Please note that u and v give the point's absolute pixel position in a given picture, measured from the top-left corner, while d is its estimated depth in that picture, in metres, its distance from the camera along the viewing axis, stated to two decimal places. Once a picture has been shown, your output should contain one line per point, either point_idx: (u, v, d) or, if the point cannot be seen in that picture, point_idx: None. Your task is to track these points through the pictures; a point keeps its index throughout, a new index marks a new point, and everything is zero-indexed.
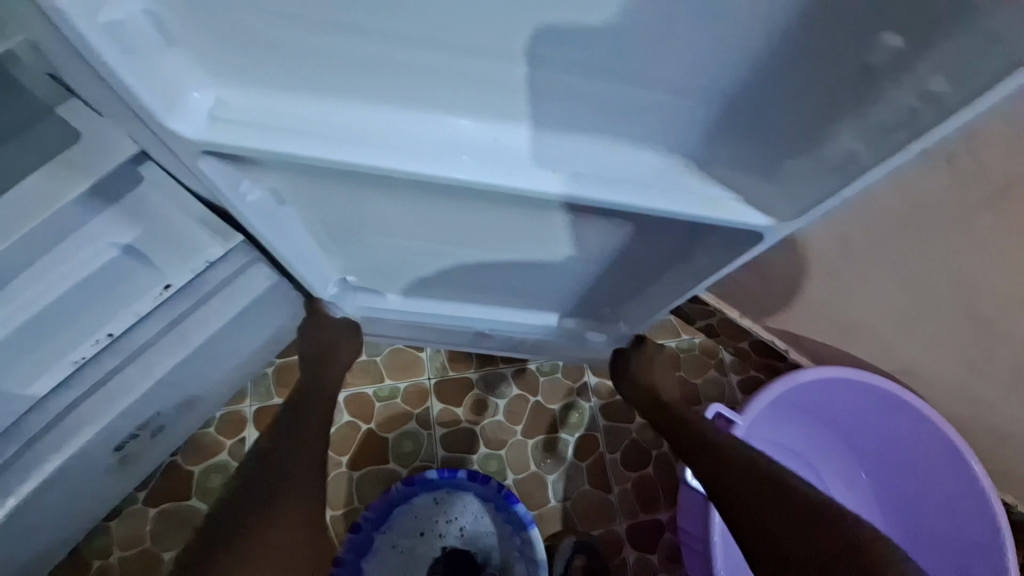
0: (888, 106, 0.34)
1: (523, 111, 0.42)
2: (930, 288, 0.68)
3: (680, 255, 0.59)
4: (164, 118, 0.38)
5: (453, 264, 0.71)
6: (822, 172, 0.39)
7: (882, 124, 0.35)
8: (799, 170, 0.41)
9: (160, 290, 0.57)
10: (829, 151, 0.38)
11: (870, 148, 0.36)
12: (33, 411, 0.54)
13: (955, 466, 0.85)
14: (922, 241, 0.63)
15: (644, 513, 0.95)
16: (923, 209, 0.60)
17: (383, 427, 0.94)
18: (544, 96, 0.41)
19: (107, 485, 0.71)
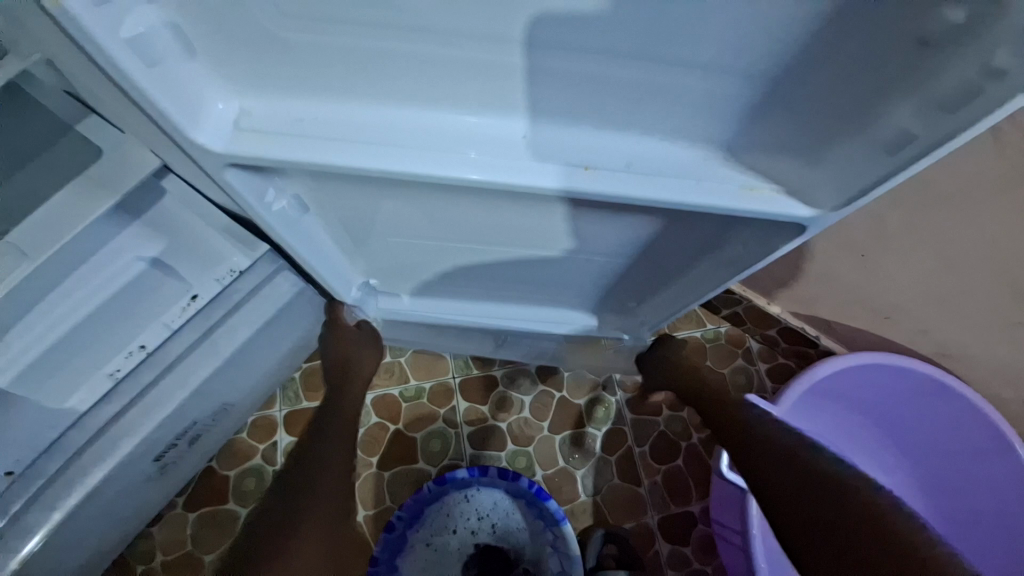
0: (947, 82, 0.32)
1: (528, 101, 0.40)
2: (980, 269, 0.64)
3: (710, 247, 0.57)
4: (187, 129, 0.37)
5: (472, 263, 0.70)
6: (869, 157, 0.37)
7: (941, 98, 0.32)
8: (847, 155, 0.39)
9: (188, 301, 0.58)
10: (878, 134, 0.36)
11: (923, 130, 0.34)
12: (77, 423, 0.55)
13: (1000, 454, 0.83)
14: (970, 219, 0.60)
15: (675, 506, 0.93)
16: (971, 186, 0.57)
17: (410, 427, 0.94)
18: (544, 81, 0.39)
19: (148, 492, 0.73)
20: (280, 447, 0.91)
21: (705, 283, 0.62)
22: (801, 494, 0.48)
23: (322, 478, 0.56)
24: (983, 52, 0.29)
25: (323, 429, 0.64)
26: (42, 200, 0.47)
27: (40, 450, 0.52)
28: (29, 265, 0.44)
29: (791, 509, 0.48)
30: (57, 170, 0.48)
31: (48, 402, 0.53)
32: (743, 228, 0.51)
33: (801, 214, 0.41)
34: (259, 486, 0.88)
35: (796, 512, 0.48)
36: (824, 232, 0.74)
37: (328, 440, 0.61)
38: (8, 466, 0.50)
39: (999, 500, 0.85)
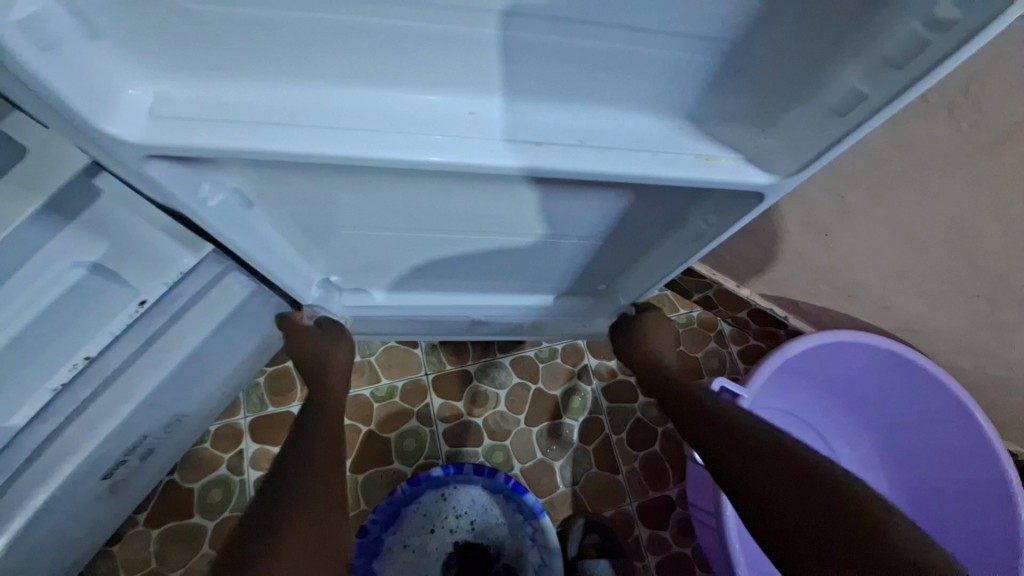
0: (892, 39, 0.33)
1: (493, 76, 0.39)
2: (939, 240, 0.65)
3: (675, 222, 0.57)
4: (98, 119, 0.33)
5: (435, 255, 0.68)
6: (821, 118, 0.38)
7: (886, 57, 0.33)
8: (802, 120, 0.39)
9: (136, 307, 0.54)
10: (830, 95, 0.37)
11: (873, 89, 0.34)
12: (12, 445, 0.51)
13: (964, 424, 0.84)
14: (926, 190, 0.61)
15: (654, 491, 0.94)
16: (928, 159, 0.58)
17: (383, 427, 0.92)
18: (519, 56, 0.37)
19: (101, 512, 0.69)
20: (247, 455, 0.87)
21: (670, 262, 0.62)
22: (763, 471, 0.48)
23: (307, 469, 0.53)
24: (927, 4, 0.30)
25: (304, 422, 0.61)
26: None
27: None
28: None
29: (751, 484, 0.48)
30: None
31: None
32: (706, 200, 0.50)
33: (760, 180, 0.40)
34: (226, 498, 0.85)
35: (757, 488, 0.47)
36: (788, 212, 0.75)
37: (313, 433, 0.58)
38: None
39: (965, 470, 0.87)
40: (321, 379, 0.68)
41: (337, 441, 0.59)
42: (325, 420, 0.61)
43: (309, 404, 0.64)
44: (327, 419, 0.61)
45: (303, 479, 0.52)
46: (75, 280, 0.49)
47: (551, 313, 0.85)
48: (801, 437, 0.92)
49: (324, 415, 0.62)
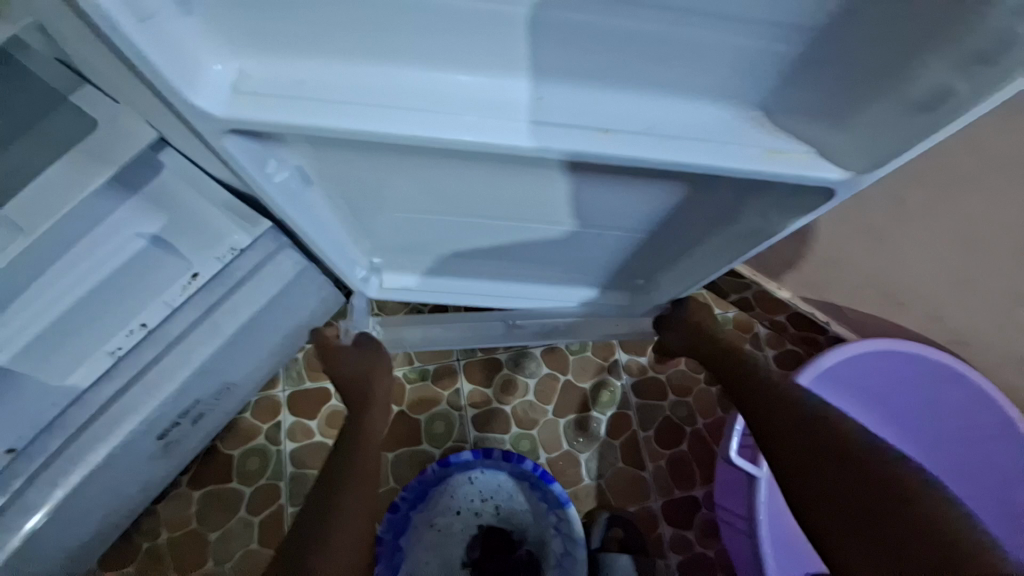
0: (983, 33, 0.30)
1: (539, 61, 0.39)
2: (1004, 251, 0.62)
3: (729, 217, 0.55)
4: (185, 91, 0.35)
5: (478, 241, 0.69)
6: (900, 114, 0.36)
7: (979, 51, 0.31)
8: (879, 116, 0.38)
9: (189, 279, 0.56)
10: (911, 90, 0.35)
11: (960, 86, 0.33)
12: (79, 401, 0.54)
13: (1011, 442, 0.82)
14: (998, 197, 0.57)
15: (679, 491, 0.93)
16: (1006, 163, 0.54)
17: (414, 409, 0.94)
18: (568, 37, 0.37)
19: (151, 472, 0.73)
20: (284, 428, 0.90)
21: (719, 258, 0.61)
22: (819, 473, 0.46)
23: (352, 472, 0.55)
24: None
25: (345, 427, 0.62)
26: (34, 174, 0.45)
27: (42, 426, 0.51)
28: (23, 240, 0.42)
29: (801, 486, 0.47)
30: (49, 138, 0.46)
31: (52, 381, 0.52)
32: (762, 196, 0.49)
33: (832, 175, 0.40)
34: (264, 466, 0.88)
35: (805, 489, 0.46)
36: (842, 213, 0.72)
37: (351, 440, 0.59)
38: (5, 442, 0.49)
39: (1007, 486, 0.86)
40: (364, 400, 0.67)
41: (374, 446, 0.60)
42: (366, 432, 0.61)
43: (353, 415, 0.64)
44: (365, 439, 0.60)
45: (347, 484, 0.53)
46: (138, 249, 0.54)
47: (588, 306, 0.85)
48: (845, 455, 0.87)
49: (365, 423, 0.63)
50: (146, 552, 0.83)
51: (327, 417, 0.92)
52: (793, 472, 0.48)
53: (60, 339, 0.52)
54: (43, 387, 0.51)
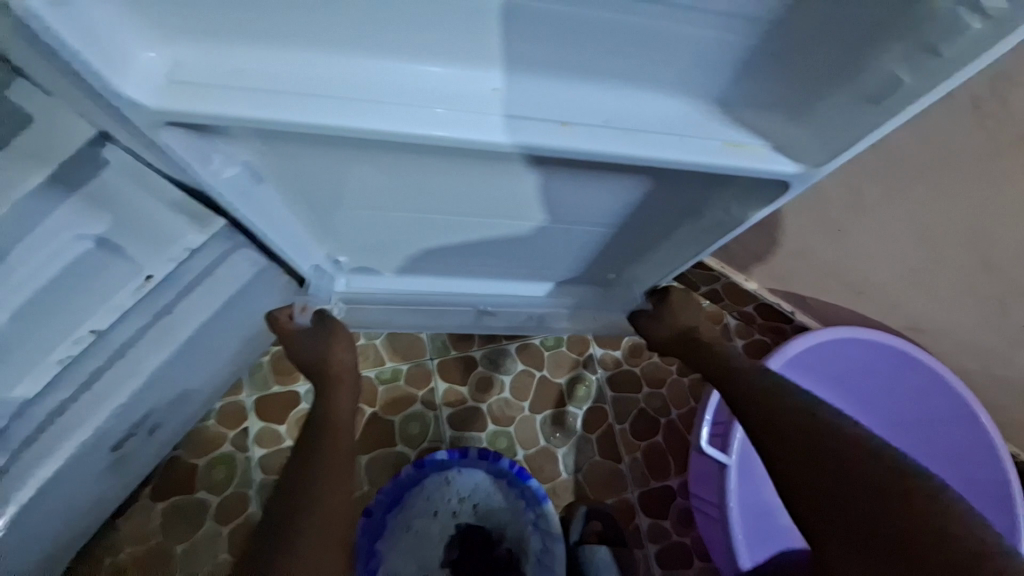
0: (935, 26, 0.32)
1: (494, 51, 0.38)
2: (960, 241, 0.63)
3: (698, 209, 0.55)
4: (111, 78, 0.32)
5: (449, 238, 0.68)
6: (853, 102, 0.37)
7: (934, 42, 0.32)
8: (837, 104, 0.38)
9: (142, 283, 0.53)
10: (865, 78, 0.36)
11: (906, 77, 0.34)
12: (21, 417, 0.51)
13: (969, 425, 0.85)
14: (954, 187, 0.59)
15: (655, 481, 0.94)
16: (962, 152, 0.55)
17: (388, 410, 0.92)
18: (524, 26, 0.36)
19: (108, 485, 0.70)
20: (252, 434, 0.87)
21: (687, 250, 0.61)
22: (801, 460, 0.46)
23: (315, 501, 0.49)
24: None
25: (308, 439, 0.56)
26: None
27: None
28: None
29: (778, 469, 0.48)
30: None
31: None
32: (723, 190, 0.50)
33: (788, 169, 0.40)
34: (231, 474, 0.85)
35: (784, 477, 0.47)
36: (804, 204, 0.74)
37: (316, 458, 0.53)
38: None
39: (969, 469, 0.88)
40: (328, 403, 0.60)
41: (344, 461, 0.54)
42: (332, 446, 0.55)
43: (315, 422, 0.58)
44: (329, 454, 0.54)
45: (310, 517, 0.48)
46: (82, 252, 0.48)
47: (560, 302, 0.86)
48: None
49: (332, 433, 0.57)
50: (105, 570, 0.79)
51: (297, 421, 0.89)
52: (786, 455, 0.47)
53: None
54: None
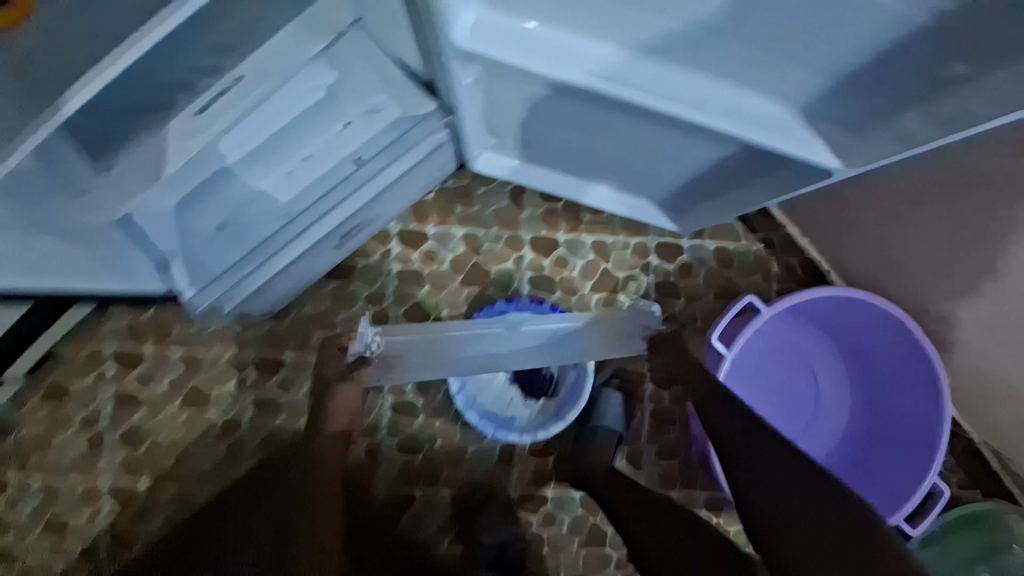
0: (945, 108, 0.55)
1: (671, 39, 0.58)
2: (967, 240, 0.86)
3: (771, 169, 0.72)
4: (454, 30, 0.56)
5: (572, 156, 0.94)
6: (889, 140, 0.60)
7: (943, 116, 0.55)
8: (878, 137, 0.61)
9: (341, 128, 0.89)
10: (902, 126, 0.59)
11: (924, 131, 0.57)
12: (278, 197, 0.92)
13: (930, 403, 1.00)
14: (980, 196, 0.80)
15: (666, 364, 1.23)
16: (990, 169, 0.77)
17: (487, 261, 1.22)
18: (699, 33, 0.57)
19: (320, 261, 1.06)
20: (393, 254, 1.21)
21: (745, 202, 0.84)
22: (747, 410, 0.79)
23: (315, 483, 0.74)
24: (977, 90, 0.51)
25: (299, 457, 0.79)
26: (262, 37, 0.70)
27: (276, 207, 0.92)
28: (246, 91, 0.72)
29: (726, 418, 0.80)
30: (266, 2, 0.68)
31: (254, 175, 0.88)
32: (782, 171, 0.70)
33: (834, 165, 0.64)
34: (377, 277, 1.20)
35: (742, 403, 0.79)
36: (871, 184, 0.96)
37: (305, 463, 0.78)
38: (204, 209, 0.87)
39: (910, 446, 1.03)
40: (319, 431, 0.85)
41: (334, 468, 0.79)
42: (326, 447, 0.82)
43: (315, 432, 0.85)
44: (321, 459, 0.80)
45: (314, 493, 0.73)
46: (317, 95, 0.82)
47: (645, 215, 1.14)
48: (790, 364, 1.15)
49: (328, 445, 0.83)
50: (295, 314, 1.20)
51: (424, 254, 1.21)
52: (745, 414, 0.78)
53: (274, 148, 0.87)
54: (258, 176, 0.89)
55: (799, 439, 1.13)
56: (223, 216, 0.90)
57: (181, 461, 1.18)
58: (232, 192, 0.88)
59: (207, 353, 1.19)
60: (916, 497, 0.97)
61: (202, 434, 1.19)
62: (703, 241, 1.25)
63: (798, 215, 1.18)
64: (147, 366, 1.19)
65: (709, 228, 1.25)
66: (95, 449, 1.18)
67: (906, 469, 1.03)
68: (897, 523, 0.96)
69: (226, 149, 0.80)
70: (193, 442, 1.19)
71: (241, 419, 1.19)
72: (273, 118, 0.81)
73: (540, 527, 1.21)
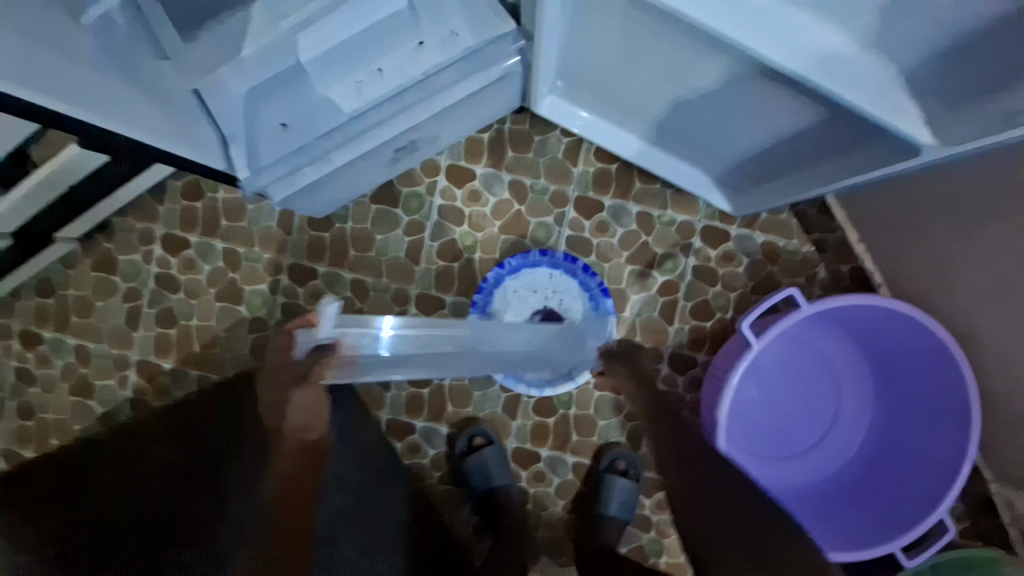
0: None
1: None
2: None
3: (856, 144, 0.71)
4: None
5: (643, 107, 0.95)
6: (991, 117, 0.54)
7: None
8: (980, 112, 0.55)
9: (415, 46, 0.82)
10: (1006, 102, 0.53)
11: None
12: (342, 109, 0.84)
13: (955, 434, 0.95)
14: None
15: (689, 349, 1.20)
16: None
17: (529, 212, 1.21)
18: None
19: (378, 176, 1.07)
20: (439, 188, 1.21)
21: (819, 180, 0.82)
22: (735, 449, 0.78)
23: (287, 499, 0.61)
24: None
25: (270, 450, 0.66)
26: None
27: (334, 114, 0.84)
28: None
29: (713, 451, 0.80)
30: None
31: (324, 81, 0.83)
32: (880, 140, 0.67)
33: (923, 141, 0.59)
34: (419, 207, 1.21)
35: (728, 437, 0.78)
36: (938, 189, 0.90)
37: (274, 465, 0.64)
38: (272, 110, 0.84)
39: (922, 472, 1.00)
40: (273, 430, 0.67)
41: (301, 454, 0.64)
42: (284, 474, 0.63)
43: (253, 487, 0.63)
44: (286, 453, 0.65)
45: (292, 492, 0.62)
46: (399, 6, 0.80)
47: (710, 185, 1.14)
48: (811, 368, 1.14)
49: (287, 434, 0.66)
50: (336, 230, 1.22)
51: (469, 193, 1.21)
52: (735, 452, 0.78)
53: (344, 54, 0.81)
54: (324, 82, 0.83)
55: (812, 448, 1.13)
56: (286, 116, 0.85)
57: (208, 348, 1.23)
58: (301, 96, 0.84)
59: (248, 251, 1.23)
60: (919, 527, 0.94)
61: (230, 327, 1.23)
62: (753, 232, 1.20)
63: (861, 217, 1.11)
64: (191, 253, 1.24)
65: (762, 219, 1.20)
66: (131, 321, 1.25)
67: (914, 495, 1.00)
68: (892, 548, 0.94)
69: (301, 47, 0.78)
70: (221, 333, 1.23)
71: (268, 321, 1.23)
72: (347, 21, 0.78)
73: (530, 483, 1.23)
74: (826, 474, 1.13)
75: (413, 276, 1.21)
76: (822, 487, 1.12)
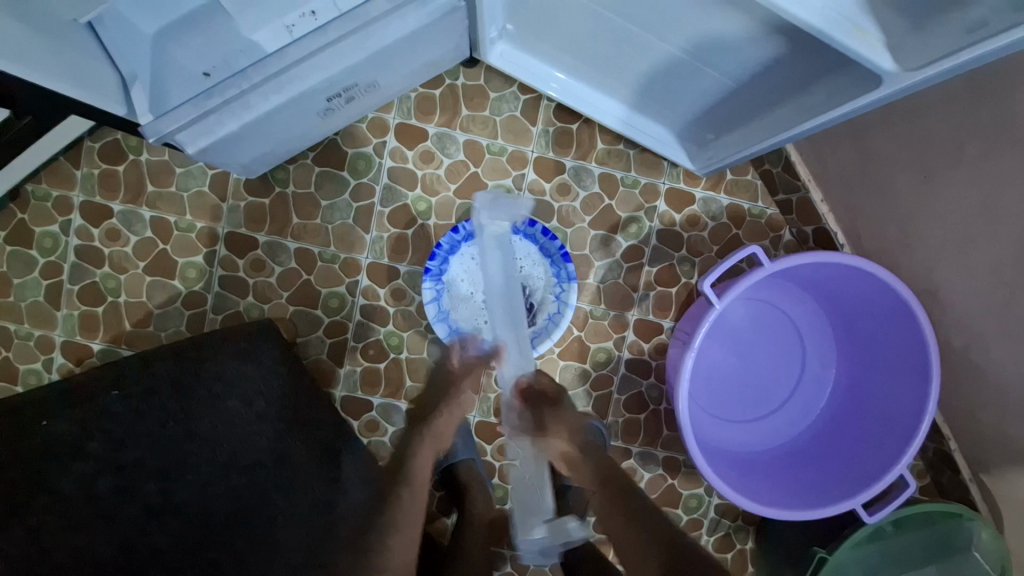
0: None
1: None
2: (996, 206, 0.78)
3: (816, 77, 0.68)
4: None
5: (602, 50, 0.87)
6: (954, 33, 0.52)
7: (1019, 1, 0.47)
8: (942, 30, 0.52)
9: None
10: (967, 15, 0.51)
11: (996, 19, 0.49)
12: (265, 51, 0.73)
13: (917, 391, 0.95)
14: (1013, 144, 0.72)
15: (654, 315, 1.17)
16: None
17: (486, 174, 1.14)
18: None
19: (315, 127, 0.99)
20: (388, 148, 1.13)
21: (783, 125, 0.78)
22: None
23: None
24: None
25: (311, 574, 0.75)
26: None
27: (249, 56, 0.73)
28: None
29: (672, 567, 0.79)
30: None
31: (242, 25, 0.71)
32: (845, 71, 0.64)
33: (887, 65, 0.55)
34: (367, 169, 1.13)
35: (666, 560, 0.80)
36: (904, 138, 0.87)
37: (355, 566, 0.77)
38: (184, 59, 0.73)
39: (885, 430, 1.00)
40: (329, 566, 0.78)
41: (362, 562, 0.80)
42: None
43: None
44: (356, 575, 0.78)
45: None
46: None
47: (674, 141, 1.08)
48: (775, 331, 1.12)
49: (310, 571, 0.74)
50: (277, 194, 1.13)
51: (421, 153, 1.14)
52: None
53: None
54: (242, 25, 0.71)
55: (777, 411, 1.12)
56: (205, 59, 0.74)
57: (141, 327, 1.13)
58: (215, 37, 0.73)
59: (180, 220, 1.13)
60: (881, 482, 0.94)
61: (165, 303, 1.14)
62: (718, 194, 1.17)
63: (818, 174, 1.08)
64: (115, 222, 1.13)
65: (726, 180, 1.17)
66: (53, 298, 1.13)
67: (877, 452, 0.99)
68: (856, 504, 0.94)
69: None
70: (155, 310, 1.14)
71: (206, 295, 1.13)
72: None
73: (495, 458, 1.19)
74: (790, 436, 1.12)
75: (364, 244, 1.14)
76: (788, 449, 1.11)
